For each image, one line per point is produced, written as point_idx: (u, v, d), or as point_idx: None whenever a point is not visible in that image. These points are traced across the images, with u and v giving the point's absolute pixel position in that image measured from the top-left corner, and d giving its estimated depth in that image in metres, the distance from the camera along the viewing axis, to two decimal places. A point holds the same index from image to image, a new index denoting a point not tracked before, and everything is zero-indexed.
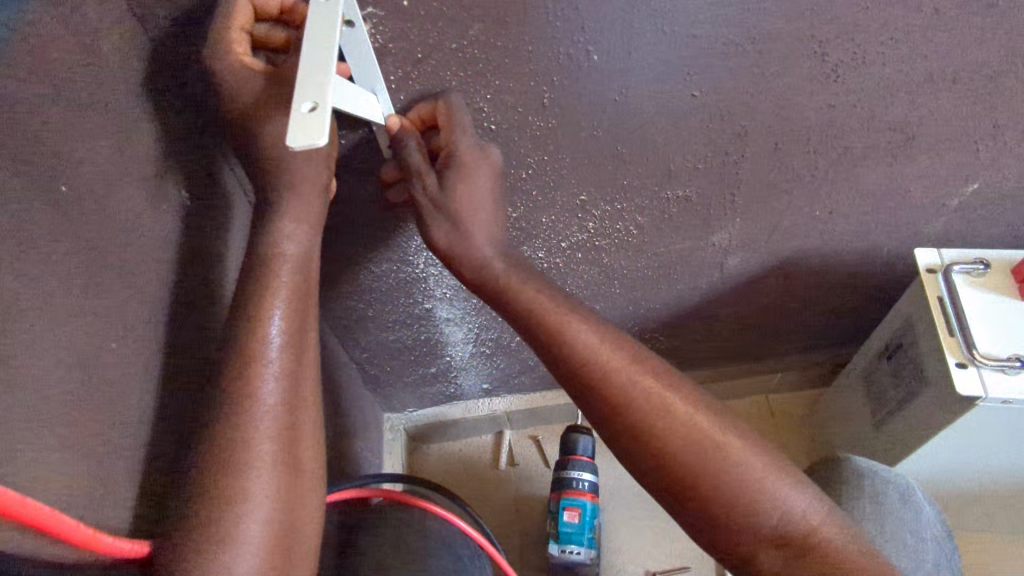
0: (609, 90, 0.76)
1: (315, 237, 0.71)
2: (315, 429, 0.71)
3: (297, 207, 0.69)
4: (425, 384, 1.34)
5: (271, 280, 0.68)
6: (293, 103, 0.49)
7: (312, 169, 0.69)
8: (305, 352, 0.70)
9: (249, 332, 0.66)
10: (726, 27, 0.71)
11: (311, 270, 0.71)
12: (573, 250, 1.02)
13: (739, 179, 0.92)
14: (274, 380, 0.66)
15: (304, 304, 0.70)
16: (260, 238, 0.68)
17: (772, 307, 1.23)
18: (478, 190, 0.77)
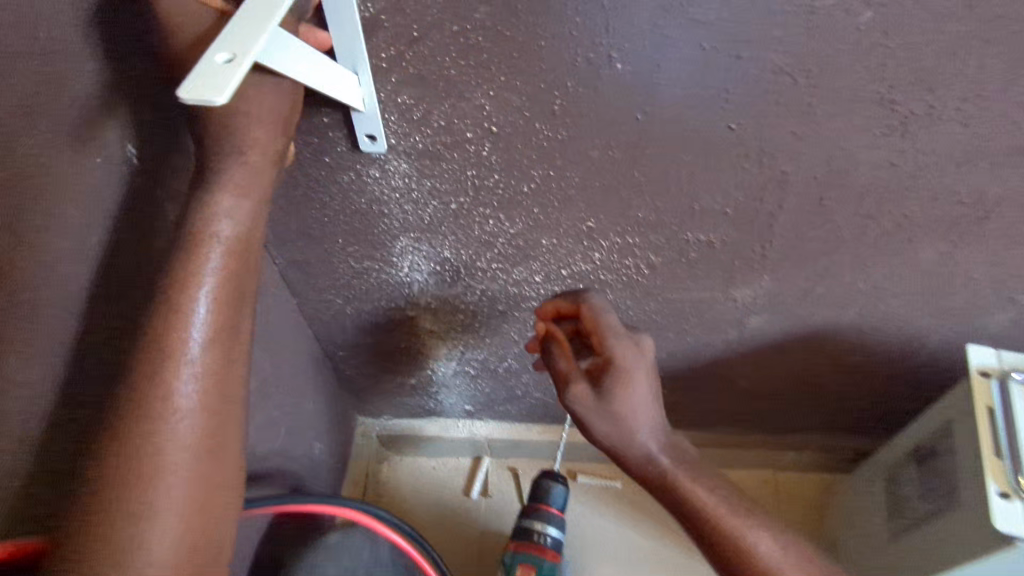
0: (631, 107, 0.66)
1: (260, 216, 0.62)
2: (239, 423, 0.64)
3: (240, 183, 0.59)
4: (403, 394, 1.25)
5: (198, 264, 0.59)
6: (208, 51, 0.44)
7: (264, 140, 0.60)
8: (234, 344, 0.62)
9: (167, 326, 0.58)
10: (780, 52, 0.60)
11: (250, 253, 0.62)
12: (574, 281, 0.92)
13: (773, 233, 0.80)
14: (192, 379, 0.59)
15: (238, 290, 0.62)
16: (192, 214, 0.59)
17: (794, 379, 1.10)
18: (635, 375, 0.79)
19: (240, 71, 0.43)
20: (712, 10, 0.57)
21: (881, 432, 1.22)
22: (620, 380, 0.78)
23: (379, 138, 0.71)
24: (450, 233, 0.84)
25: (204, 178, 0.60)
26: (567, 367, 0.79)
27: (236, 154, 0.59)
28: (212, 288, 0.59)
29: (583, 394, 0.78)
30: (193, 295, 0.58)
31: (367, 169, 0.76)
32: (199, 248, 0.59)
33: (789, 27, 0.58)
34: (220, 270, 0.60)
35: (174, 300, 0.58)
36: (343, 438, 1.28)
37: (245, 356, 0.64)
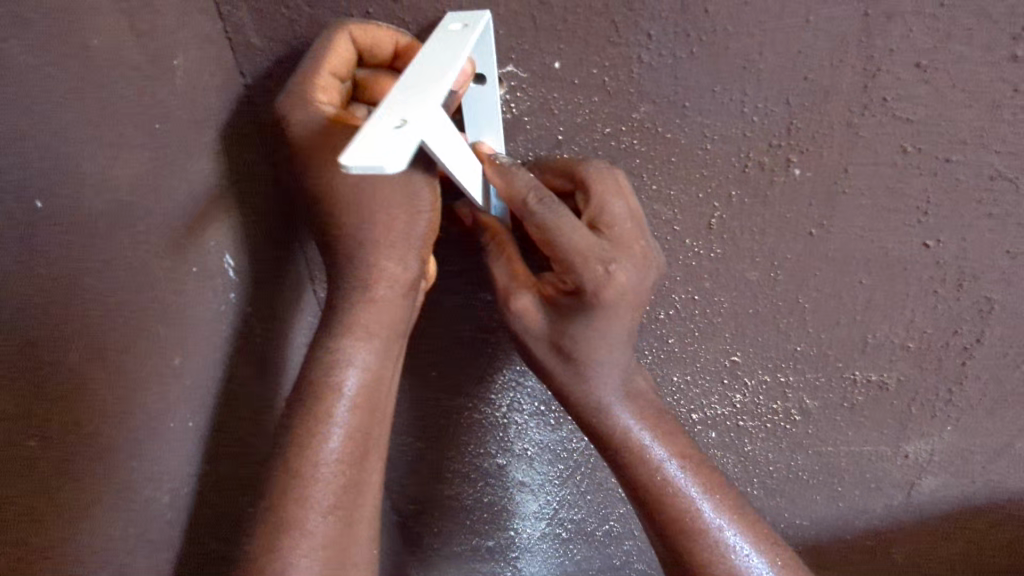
0: (806, 221, 0.56)
1: (391, 356, 0.52)
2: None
3: (368, 322, 0.50)
4: (477, 561, 1.05)
5: (319, 416, 0.48)
6: (377, 117, 0.36)
7: (395, 270, 0.50)
8: (360, 511, 0.49)
9: (287, 498, 0.46)
10: (1001, 155, 0.50)
11: (379, 399, 0.51)
12: (704, 428, 0.76)
13: (964, 373, 0.66)
14: (313, 560, 0.45)
15: (366, 445, 0.50)
16: (316, 359, 0.49)
17: (970, 558, 0.88)
18: (601, 336, 0.53)
19: (413, 142, 0.34)
20: (923, 106, 0.48)
21: None
22: (592, 320, 0.51)
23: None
24: None
25: (328, 316, 0.51)
26: (518, 267, 0.54)
27: (363, 288, 0.50)
28: (337, 445, 0.48)
29: (527, 310, 0.53)
30: (315, 455, 0.47)
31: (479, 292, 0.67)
32: (323, 399, 0.48)
33: (1016, 125, 0.48)
34: (347, 424, 0.48)
35: (293, 465, 0.47)
36: None
37: (373, 524, 0.50)
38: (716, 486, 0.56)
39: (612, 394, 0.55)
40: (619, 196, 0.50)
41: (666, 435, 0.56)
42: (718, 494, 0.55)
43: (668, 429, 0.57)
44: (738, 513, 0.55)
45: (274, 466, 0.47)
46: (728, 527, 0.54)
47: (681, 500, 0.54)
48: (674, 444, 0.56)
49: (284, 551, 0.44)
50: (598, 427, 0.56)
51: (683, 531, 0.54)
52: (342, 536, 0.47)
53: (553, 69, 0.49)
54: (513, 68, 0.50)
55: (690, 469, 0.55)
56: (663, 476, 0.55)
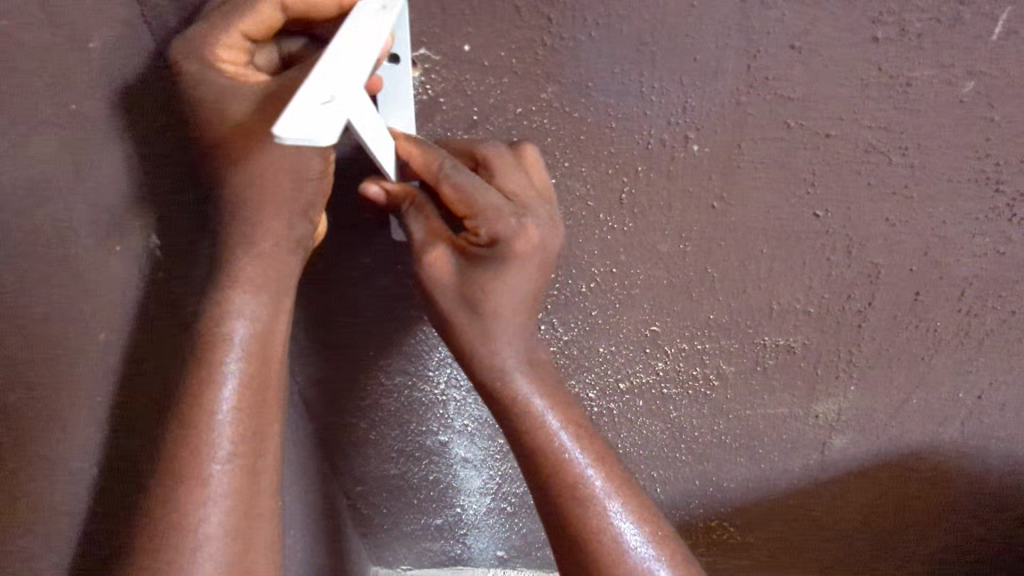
0: (708, 194, 0.60)
1: (282, 308, 0.54)
2: (279, 563, 0.53)
3: (254, 277, 0.52)
4: (426, 539, 1.09)
5: (210, 367, 0.51)
6: (305, 91, 0.38)
7: (281, 230, 0.53)
8: (263, 460, 0.53)
9: (187, 446, 0.49)
10: (875, 128, 0.55)
11: (271, 350, 0.54)
12: (631, 396, 0.81)
13: (861, 335, 0.72)
14: (214, 501, 0.49)
15: (262, 395, 0.53)
16: (207, 312, 0.52)
17: (885, 513, 0.95)
18: (509, 293, 0.55)
19: (344, 119, 0.37)
20: (799, 84, 0.53)
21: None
22: (499, 277, 0.55)
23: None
24: None
25: (218, 271, 0.53)
26: (433, 229, 0.56)
27: (250, 246, 0.52)
28: (231, 397, 0.51)
29: (439, 270, 0.55)
30: (211, 409, 0.50)
31: (409, 269, 0.69)
32: (213, 351, 0.51)
33: (881, 102, 0.53)
34: (240, 375, 0.51)
35: (189, 418, 0.50)
36: None
37: (277, 471, 0.54)
38: (603, 458, 0.59)
39: (513, 360, 0.58)
40: (520, 168, 0.54)
41: (560, 404, 0.59)
42: (604, 464, 0.58)
43: (564, 399, 0.60)
44: (622, 484, 0.58)
45: (175, 421, 0.50)
46: (610, 496, 0.57)
47: (570, 465, 0.57)
48: (567, 415, 0.59)
49: (185, 498, 0.48)
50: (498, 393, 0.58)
51: (568, 496, 0.56)
52: (246, 479, 0.51)
53: (462, 51, 0.52)
54: (427, 51, 0.52)
55: (581, 437, 0.58)
56: (555, 441, 0.57)
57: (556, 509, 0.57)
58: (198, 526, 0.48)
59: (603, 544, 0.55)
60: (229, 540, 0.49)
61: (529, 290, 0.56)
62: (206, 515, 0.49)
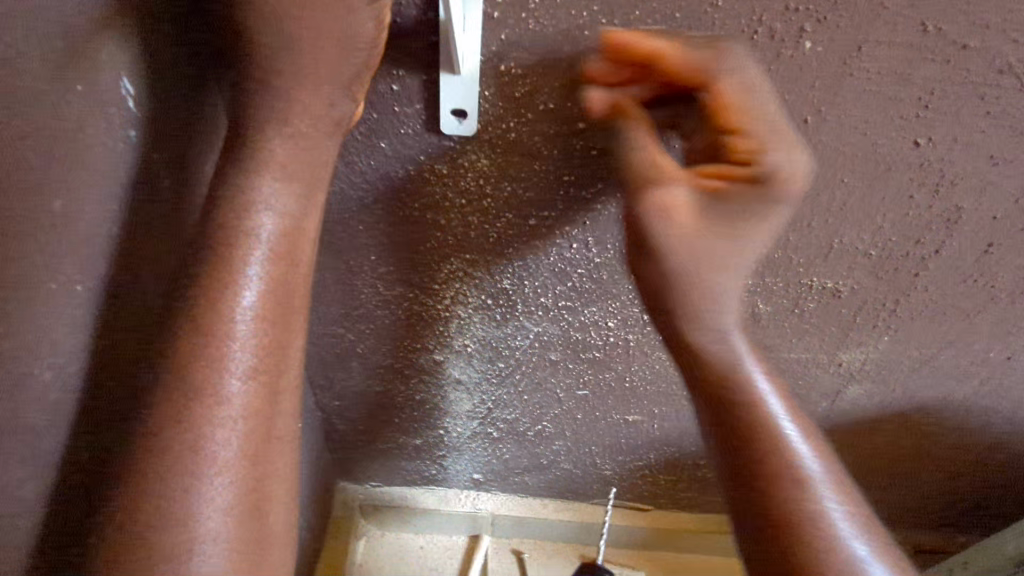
0: (804, 106, 0.51)
1: (313, 205, 0.47)
2: (295, 478, 0.49)
3: (286, 161, 0.45)
4: (402, 458, 1.04)
5: (233, 265, 0.43)
6: None
7: (320, 108, 0.45)
8: (286, 375, 0.47)
9: (199, 355, 0.42)
10: (1021, 44, 0.46)
11: (299, 251, 0.47)
12: (653, 329, 0.75)
13: (914, 284, 0.67)
14: (233, 417, 0.43)
15: (288, 304, 0.46)
16: (222, 201, 0.43)
17: (873, 462, 0.95)
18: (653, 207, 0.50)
19: None
20: None
21: (944, 521, 1.09)
22: (752, 213, 0.50)
23: (470, 115, 0.53)
24: (520, 257, 0.66)
25: (237, 147, 0.44)
26: (661, 159, 0.50)
27: (282, 122, 0.44)
28: (254, 302, 0.44)
29: (676, 207, 0.50)
30: (230, 314, 0.43)
31: (434, 164, 0.58)
32: (237, 247, 0.43)
33: None
34: (265, 277, 0.44)
35: (205, 322, 0.42)
36: (323, 506, 1.05)
37: (297, 385, 0.49)
38: (807, 428, 0.57)
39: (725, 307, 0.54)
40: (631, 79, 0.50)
41: (763, 361, 0.57)
42: (808, 432, 0.56)
43: (766, 357, 0.58)
44: (815, 447, 0.56)
45: (181, 325, 0.42)
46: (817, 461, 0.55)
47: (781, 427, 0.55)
48: (769, 369, 0.57)
49: (197, 414, 0.42)
50: (705, 341, 0.55)
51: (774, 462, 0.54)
52: (265, 392, 0.45)
53: None
54: None
55: (780, 395, 0.57)
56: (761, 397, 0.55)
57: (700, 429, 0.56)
58: (212, 448, 0.42)
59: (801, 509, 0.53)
60: (246, 463, 0.44)
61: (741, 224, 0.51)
62: (221, 431, 0.42)
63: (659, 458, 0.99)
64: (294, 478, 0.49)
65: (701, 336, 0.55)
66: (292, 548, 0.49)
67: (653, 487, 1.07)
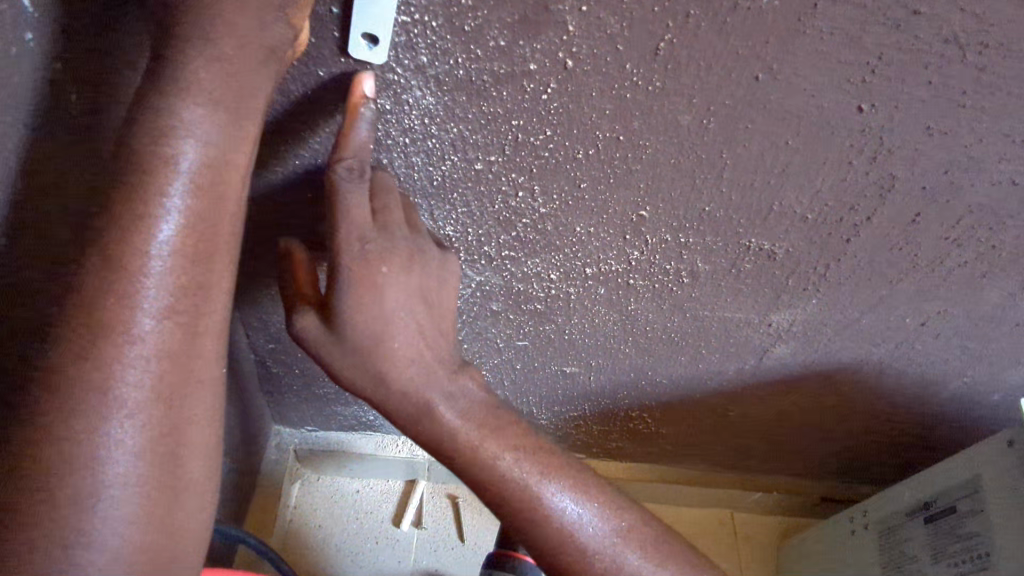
0: (756, 61, 0.51)
1: (244, 137, 0.43)
2: (219, 429, 0.45)
3: (210, 87, 0.41)
4: (337, 403, 1.03)
5: (147, 195, 0.40)
6: None
7: (253, 28, 0.42)
8: (209, 317, 0.43)
9: (108, 289, 0.39)
10: (967, 14, 0.47)
11: (227, 186, 0.43)
12: (594, 283, 0.75)
13: (845, 250, 0.69)
14: (145, 358, 0.40)
15: (212, 241, 0.42)
16: (136, 125, 0.40)
17: (792, 418, 1.01)
18: (358, 323, 0.57)
19: None
20: None
21: (851, 474, 1.17)
22: (376, 284, 0.56)
23: (383, 42, 0.50)
24: (462, 202, 0.65)
25: (160, 67, 0.41)
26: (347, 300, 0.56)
27: (206, 44, 0.41)
28: (171, 237, 0.40)
29: (373, 313, 0.57)
30: (145, 247, 0.40)
31: (375, 99, 0.55)
32: (152, 176, 0.40)
33: None
34: (185, 210, 0.41)
35: (115, 255, 0.39)
36: (256, 449, 1.04)
37: (224, 329, 0.45)
38: (558, 468, 0.62)
39: (448, 406, 0.60)
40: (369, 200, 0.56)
41: (506, 434, 0.61)
42: (563, 472, 0.62)
43: (509, 427, 0.62)
44: (550, 465, 0.62)
45: (91, 254, 0.40)
46: (573, 498, 0.61)
47: (528, 489, 0.60)
48: (515, 438, 0.61)
49: (106, 352, 0.39)
50: (446, 438, 0.60)
51: (529, 522, 0.60)
52: (184, 333, 0.41)
53: None
54: None
55: (505, 432, 0.61)
56: (513, 477, 0.60)
57: (446, 459, 0.61)
58: (120, 388, 0.39)
59: (564, 545, 0.60)
60: (160, 406, 0.41)
61: (421, 314, 0.59)
62: (131, 372, 0.39)
63: (593, 409, 1.02)
64: (219, 427, 0.46)
65: (446, 440, 0.60)
66: (214, 504, 0.46)
67: (587, 436, 1.10)
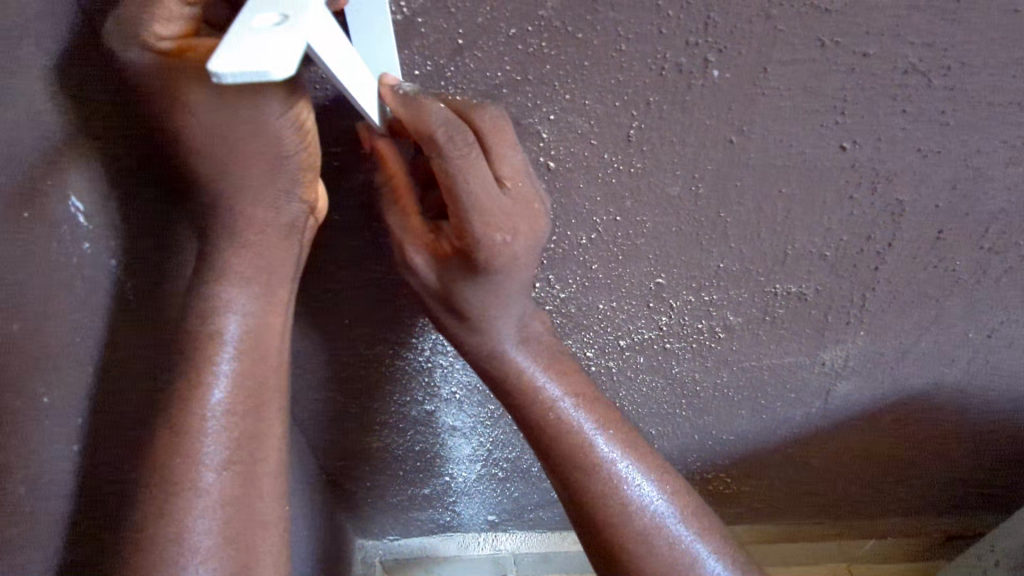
0: (726, 126, 0.53)
1: (277, 301, 0.49)
2: (284, 565, 0.49)
3: (242, 268, 0.46)
4: (414, 508, 1.05)
5: (201, 367, 0.45)
6: (245, 18, 0.34)
7: (267, 216, 0.46)
8: (263, 464, 0.48)
9: (175, 455, 0.44)
10: (916, 44, 0.48)
11: (268, 345, 0.48)
12: (631, 353, 0.76)
13: (877, 278, 0.67)
14: (212, 510, 0.44)
15: (260, 394, 0.48)
16: (189, 308, 0.46)
17: (880, 455, 0.94)
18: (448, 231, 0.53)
19: (298, 42, 0.33)
20: None
21: (967, 505, 1.07)
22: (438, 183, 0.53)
23: None
24: None
25: (201, 258, 0.47)
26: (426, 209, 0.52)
27: (234, 235, 0.46)
28: (224, 398, 0.45)
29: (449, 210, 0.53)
30: (201, 410, 0.45)
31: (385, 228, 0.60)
32: (204, 348, 0.45)
33: (928, 11, 0.47)
34: (233, 371, 0.46)
35: (179, 423, 0.44)
36: (343, 566, 1.06)
37: (279, 471, 0.50)
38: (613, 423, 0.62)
39: (541, 372, 0.60)
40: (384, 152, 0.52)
41: (568, 380, 0.62)
42: (639, 456, 0.61)
43: (574, 374, 0.62)
44: (607, 419, 0.62)
45: (159, 425, 0.45)
46: (649, 485, 0.60)
47: (602, 459, 0.60)
48: (600, 412, 0.62)
49: (177, 512, 0.43)
50: (498, 367, 0.60)
51: (596, 500, 0.59)
52: (244, 482, 0.46)
53: None
54: None
55: (567, 380, 0.62)
56: (564, 417, 0.60)
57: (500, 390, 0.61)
58: (193, 541, 0.43)
59: (634, 529, 0.58)
60: (229, 551, 0.44)
61: None
62: (200, 525, 0.43)
63: None
64: (285, 562, 0.50)
65: (493, 371, 0.60)
66: None
67: None
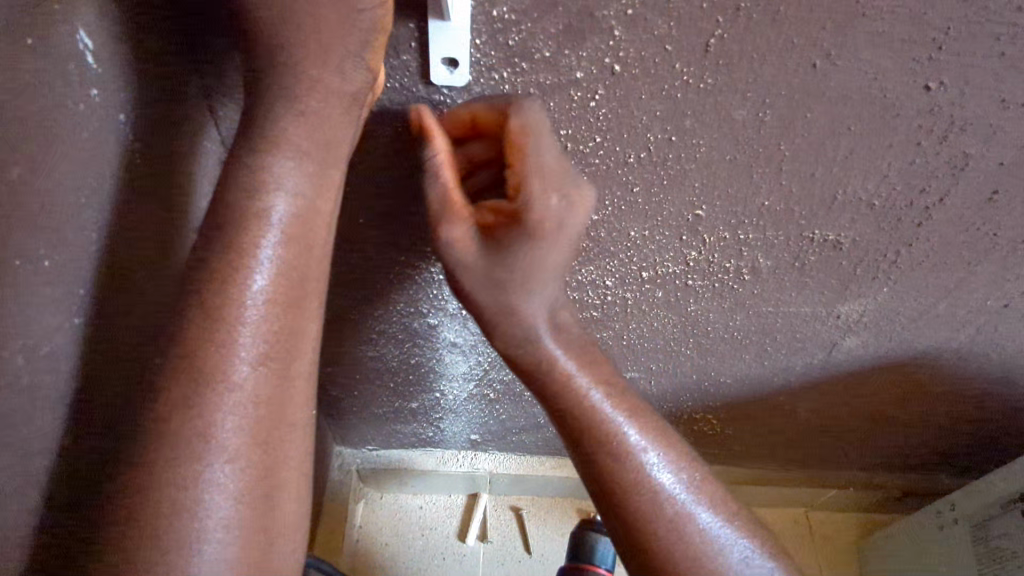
0: (813, 47, 0.49)
1: (330, 184, 0.44)
2: (309, 469, 0.47)
3: (297, 138, 0.42)
4: (398, 420, 1.03)
5: (240, 250, 0.41)
6: None
7: (333, 79, 0.42)
8: (299, 362, 0.44)
9: (209, 340, 0.40)
10: None
11: (315, 235, 0.44)
12: (652, 287, 0.74)
13: (917, 234, 0.65)
14: (244, 404, 0.41)
15: (302, 288, 0.44)
16: (229, 180, 0.41)
17: (865, 411, 0.96)
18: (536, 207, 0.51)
19: None
20: None
21: (930, 465, 1.12)
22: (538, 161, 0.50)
23: (463, 63, 0.50)
24: None
25: (249, 123, 0.42)
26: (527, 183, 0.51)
27: (292, 99, 0.42)
28: (265, 287, 0.42)
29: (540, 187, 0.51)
30: (240, 297, 0.41)
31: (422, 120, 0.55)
32: (248, 229, 0.41)
33: None
34: (277, 259, 0.42)
35: (215, 308, 0.41)
36: (321, 470, 1.06)
37: (312, 373, 0.46)
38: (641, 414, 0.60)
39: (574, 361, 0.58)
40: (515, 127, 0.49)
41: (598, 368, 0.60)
42: (673, 450, 0.60)
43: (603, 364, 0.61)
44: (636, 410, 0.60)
45: (187, 306, 0.41)
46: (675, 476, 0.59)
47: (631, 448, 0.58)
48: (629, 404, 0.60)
49: (208, 401, 0.40)
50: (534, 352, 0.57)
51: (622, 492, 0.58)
52: (279, 379, 0.43)
53: None
54: None
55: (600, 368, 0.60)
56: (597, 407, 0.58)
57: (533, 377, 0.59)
58: (222, 435, 0.40)
59: (659, 515, 0.58)
60: (257, 449, 0.42)
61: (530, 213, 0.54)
62: (230, 420, 0.40)
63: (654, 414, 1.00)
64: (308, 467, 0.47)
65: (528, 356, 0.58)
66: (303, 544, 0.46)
67: None
